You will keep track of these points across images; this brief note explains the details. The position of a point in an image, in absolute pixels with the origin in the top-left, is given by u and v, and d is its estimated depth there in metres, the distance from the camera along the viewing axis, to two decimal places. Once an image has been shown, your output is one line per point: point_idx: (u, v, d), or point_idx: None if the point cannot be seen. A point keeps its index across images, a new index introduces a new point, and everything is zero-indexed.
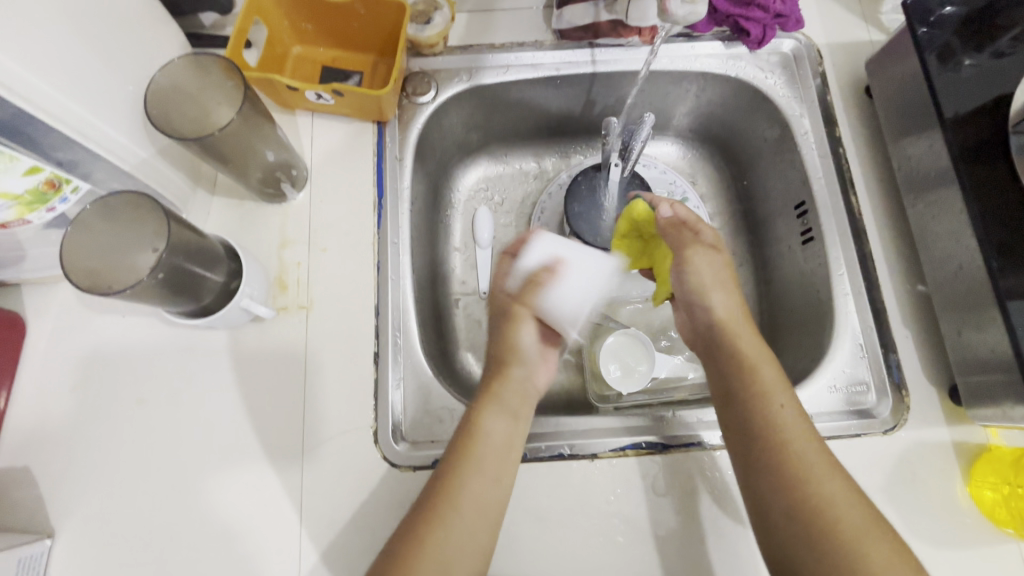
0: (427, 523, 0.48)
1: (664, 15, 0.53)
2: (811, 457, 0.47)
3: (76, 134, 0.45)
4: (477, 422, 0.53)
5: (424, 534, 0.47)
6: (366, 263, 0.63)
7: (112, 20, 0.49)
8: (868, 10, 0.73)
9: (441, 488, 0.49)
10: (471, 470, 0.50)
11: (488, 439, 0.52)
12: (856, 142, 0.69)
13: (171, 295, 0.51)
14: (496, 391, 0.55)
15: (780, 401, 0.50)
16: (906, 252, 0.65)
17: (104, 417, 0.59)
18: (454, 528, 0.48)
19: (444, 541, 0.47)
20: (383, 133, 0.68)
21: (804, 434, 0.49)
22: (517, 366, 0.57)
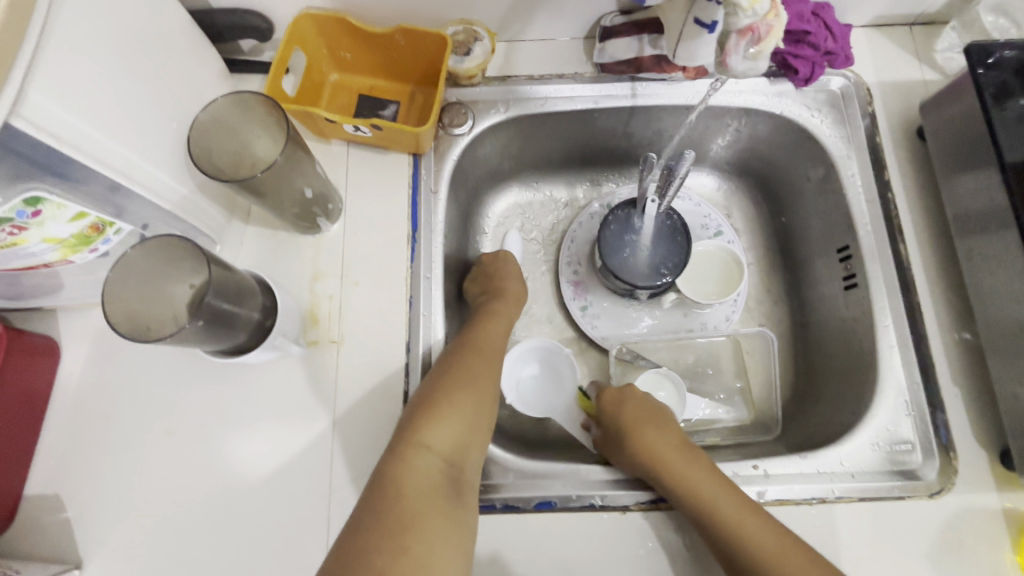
0: (422, 425, 0.53)
1: (723, 69, 0.54)
2: (764, 544, 0.51)
3: (114, 173, 0.44)
4: (473, 356, 0.59)
5: (418, 438, 0.52)
6: (398, 298, 0.63)
7: (154, 55, 0.48)
8: (922, 47, 0.71)
9: (433, 402, 0.54)
10: (463, 395, 0.55)
11: (481, 370, 0.58)
12: (905, 186, 0.67)
13: (209, 337, 0.50)
14: (466, 365, 0.57)
15: (726, 516, 0.52)
16: (956, 305, 0.62)
17: (134, 447, 0.58)
18: (447, 434, 0.53)
19: (439, 439, 0.53)
20: (418, 164, 0.67)
21: (753, 528, 0.51)
22: (484, 348, 0.60)
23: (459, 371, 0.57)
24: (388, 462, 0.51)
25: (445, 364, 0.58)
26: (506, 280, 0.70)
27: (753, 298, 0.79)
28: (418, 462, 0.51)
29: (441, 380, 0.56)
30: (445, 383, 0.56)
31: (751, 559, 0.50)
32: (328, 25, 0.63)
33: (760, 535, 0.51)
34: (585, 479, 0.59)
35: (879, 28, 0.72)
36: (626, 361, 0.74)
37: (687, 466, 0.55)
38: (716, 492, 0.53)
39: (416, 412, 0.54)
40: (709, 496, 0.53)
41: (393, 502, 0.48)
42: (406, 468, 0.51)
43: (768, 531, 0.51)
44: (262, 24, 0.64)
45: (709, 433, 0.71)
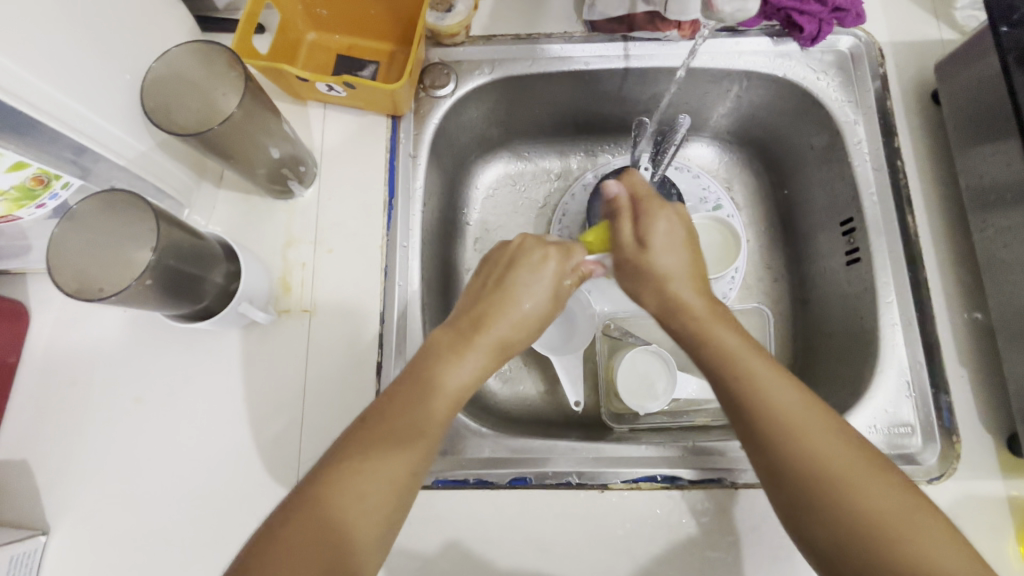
0: (370, 450, 0.42)
1: None
2: (824, 446, 0.41)
3: (55, 122, 0.42)
4: (444, 363, 0.47)
5: (359, 467, 0.41)
6: (374, 266, 0.60)
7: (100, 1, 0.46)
8: (941, 5, 0.66)
9: (391, 414, 0.44)
10: (415, 414, 0.44)
11: (451, 382, 0.47)
12: (917, 154, 0.62)
13: (169, 300, 0.49)
14: (444, 361, 0.47)
15: (751, 366, 0.44)
16: (966, 281, 0.58)
17: (100, 414, 0.57)
18: (400, 461, 0.42)
19: (387, 471, 0.42)
20: (397, 128, 0.64)
21: (805, 414, 0.42)
22: (478, 344, 0.48)
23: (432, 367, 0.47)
24: (313, 491, 0.40)
25: (413, 371, 0.47)
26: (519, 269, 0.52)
27: (753, 274, 0.75)
28: (351, 504, 0.40)
29: (398, 396, 0.45)
30: (395, 396, 0.45)
31: (819, 479, 0.40)
32: None
33: (821, 437, 0.41)
34: (564, 456, 0.56)
35: None
36: (613, 337, 0.73)
37: (722, 329, 0.47)
38: (746, 350, 0.45)
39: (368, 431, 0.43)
40: (738, 352, 0.45)
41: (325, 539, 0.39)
42: (335, 495, 0.40)
43: (810, 410, 0.42)
44: None
45: (699, 415, 0.68)
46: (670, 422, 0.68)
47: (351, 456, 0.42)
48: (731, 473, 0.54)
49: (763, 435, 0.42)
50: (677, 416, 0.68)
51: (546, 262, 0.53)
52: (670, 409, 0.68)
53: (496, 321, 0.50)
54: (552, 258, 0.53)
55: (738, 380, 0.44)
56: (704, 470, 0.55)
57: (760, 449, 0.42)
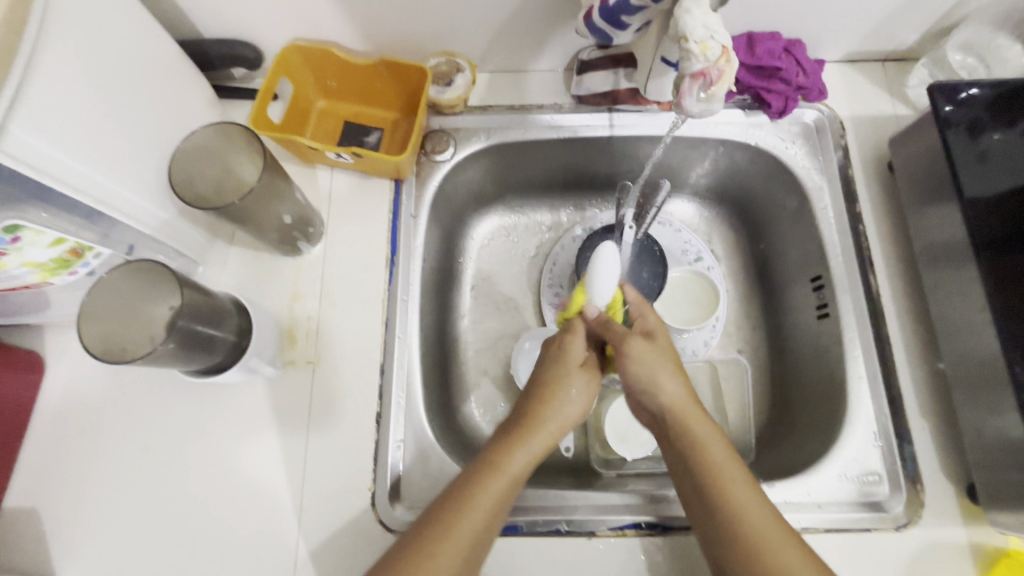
0: (428, 545, 0.46)
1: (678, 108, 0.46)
2: (740, 496, 0.49)
3: (85, 196, 0.47)
4: (509, 448, 0.51)
5: (423, 563, 0.45)
6: (375, 320, 0.64)
7: (132, 87, 0.51)
8: (895, 82, 0.72)
9: (460, 497, 0.48)
10: (480, 506, 0.48)
11: (515, 466, 0.51)
12: (877, 218, 0.68)
13: (184, 358, 0.52)
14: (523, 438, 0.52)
15: (686, 423, 0.53)
16: (925, 337, 0.63)
17: (109, 461, 0.60)
18: (462, 537, 0.47)
19: (441, 566, 0.45)
20: (399, 190, 0.69)
21: (724, 460, 0.51)
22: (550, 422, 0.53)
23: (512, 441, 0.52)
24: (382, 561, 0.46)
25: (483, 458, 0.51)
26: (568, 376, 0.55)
27: (733, 324, 0.79)
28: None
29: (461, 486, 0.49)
30: (472, 473, 0.50)
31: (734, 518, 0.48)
32: (314, 55, 0.66)
33: (738, 488, 0.49)
34: (553, 504, 0.59)
35: (852, 64, 0.74)
36: (601, 384, 0.76)
37: (641, 356, 0.54)
38: (683, 401, 0.53)
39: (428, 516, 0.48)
40: (673, 403, 0.53)
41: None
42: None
43: (733, 464, 0.50)
44: (252, 53, 0.67)
45: None
46: (654, 467, 0.71)
47: (421, 540, 0.47)
48: None
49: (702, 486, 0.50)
50: (661, 462, 0.72)
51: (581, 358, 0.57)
52: (655, 454, 0.72)
53: (545, 412, 0.54)
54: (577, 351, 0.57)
55: (676, 431, 0.53)
56: (686, 517, 0.58)
57: (700, 497, 0.50)
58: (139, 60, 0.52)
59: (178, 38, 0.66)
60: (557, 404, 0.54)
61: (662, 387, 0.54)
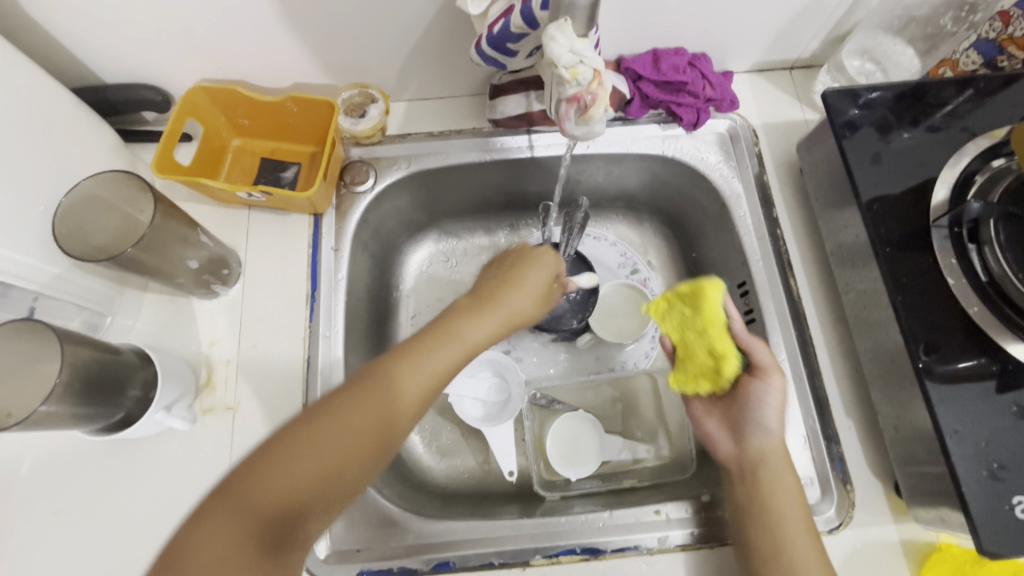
0: (316, 426, 0.42)
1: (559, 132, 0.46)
2: (796, 546, 0.51)
3: None
4: (403, 363, 0.46)
5: (319, 433, 0.41)
6: (297, 358, 0.62)
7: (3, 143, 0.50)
8: (802, 89, 0.75)
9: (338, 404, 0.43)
10: (370, 405, 0.43)
11: (405, 384, 0.45)
12: (793, 222, 0.69)
13: (79, 417, 0.50)
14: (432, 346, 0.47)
15: (778, 473, 0.55)
16: (846, 336, 0.64)
17: (16, 532, 0.57)
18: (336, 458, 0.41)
19: (342, 428, 0.42)
20: (319, 225, 0.68)
21: (790, 514, 0.53)
22: (465, 329, 0.50)
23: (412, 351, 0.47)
24: (212, 504, 0.38)
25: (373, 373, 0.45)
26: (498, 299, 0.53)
27: None
28: (295, 463, 0.40)
29: (350, 385, 0.44)
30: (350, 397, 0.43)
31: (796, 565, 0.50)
32: (220, 95, 0.65)
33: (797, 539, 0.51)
34: (489, 537, 0.58)
35: (760, 73, 0.76)
36: (540, 406, 0.75)
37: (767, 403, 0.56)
38: (777, 450, 0.56)
39: (319, 405, 0.43)
40: (763, 461, 0.56)
41: (256, 533, 0.38)
42: (224, 539, 0.37)
43: (810, 548, 0.51)
44: (158, 97, 0.66)
45: (627, 476, 0.71)
46: (599, 485, 0.70)
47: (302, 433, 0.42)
48: (645, 538, 0.57)
49: (762, 529, 0.52)
50: (606, 480, 0.71)
51: (549, 263, 0.58)
52: (598, 473, 0.71)
53: (459, 325, 0.50)
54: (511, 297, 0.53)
55: (746, 481, 0.56)
56: (713, 530, 0.57)
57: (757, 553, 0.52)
58: (14, 116, 0.51)
59: (78, 87, 0.65)
60: (474, 322, 0.50)
61: (773, 442, 0.56)
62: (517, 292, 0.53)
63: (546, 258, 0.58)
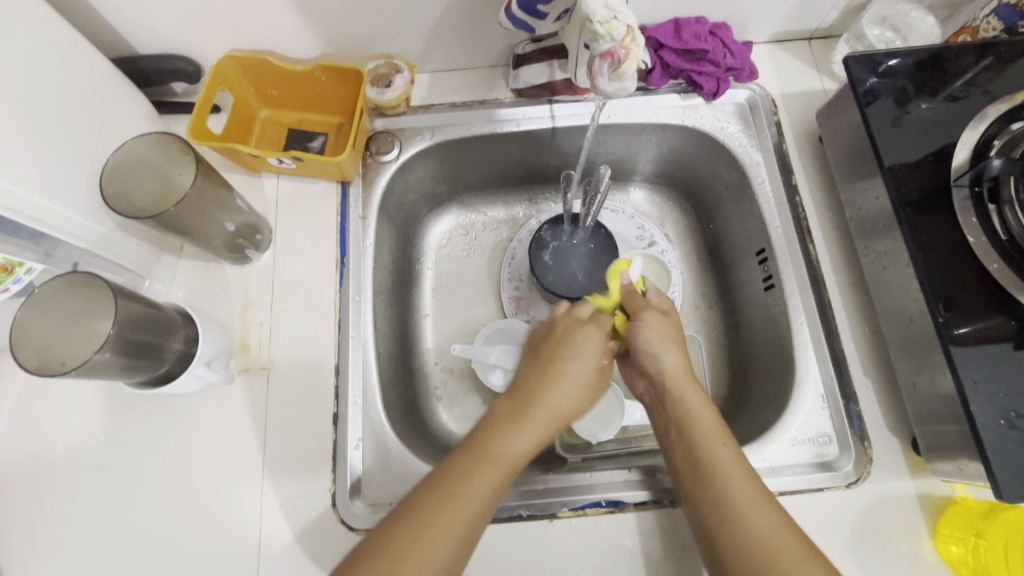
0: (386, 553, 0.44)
1: (593, 90, 0.52)
2: (724, 466, 0.50)
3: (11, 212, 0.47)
4: (507, 429, 0.50)
5: (398, 558, 0.43)
6: (328, 321, 0.64)
7: (51, 105, 0.52)
8: (821, 59, 0.75)
9: (454, 476, 0.48)
10: (481, 475, 0.48)
11: (513, 445, 0.50)
12: (812, 190, 0.70)
13: (127, 368, 0.52)
14: (531, 407, 0.52)
15: (680, 392, 0.55)
16: (864, 299, 0.65)
17: (64, 483, 0.59)
18: (456, 525, 0.46)
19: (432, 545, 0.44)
20: (346, 193, 0.70)
21: (711, 436, 0.52)
22: (558, 387, 0.53)
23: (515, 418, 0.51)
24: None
25: (479, 437, 0.50)
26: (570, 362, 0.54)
27: (689, 304, 0.81)
28: None
29: (412, 510, 0.46)
30: (463, 465, 0.48)
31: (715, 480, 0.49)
32: (250, 65, 0.67)
33: (725, 462, 0.50)
34: (515, 491, 0.60)
35: (779, 44, 0.76)
36: None
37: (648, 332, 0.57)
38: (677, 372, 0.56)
39: (427, 486, 0.48)
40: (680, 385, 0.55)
41: None
42: None
43: (739, 469, 0.50)
44: (189, 67, 0.68)
45: (646, 439, 0.73)
46: (619, 448, 0.72)
47: (426, 500, 0.46)
48: (667, 491, 0.58)
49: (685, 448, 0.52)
50: (625, 443, 0.73)
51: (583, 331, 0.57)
52: (618, 436, 0.73)
53: (551, 384, 0.53)
54: (555, 385, 0.53)
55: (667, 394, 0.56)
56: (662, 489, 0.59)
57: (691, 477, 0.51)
58: (59, 80, 0.53)
59: (113, 57, 0.67)
60: (562, 383, 0.53)
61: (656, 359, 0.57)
62: (565, 380, 0.53)
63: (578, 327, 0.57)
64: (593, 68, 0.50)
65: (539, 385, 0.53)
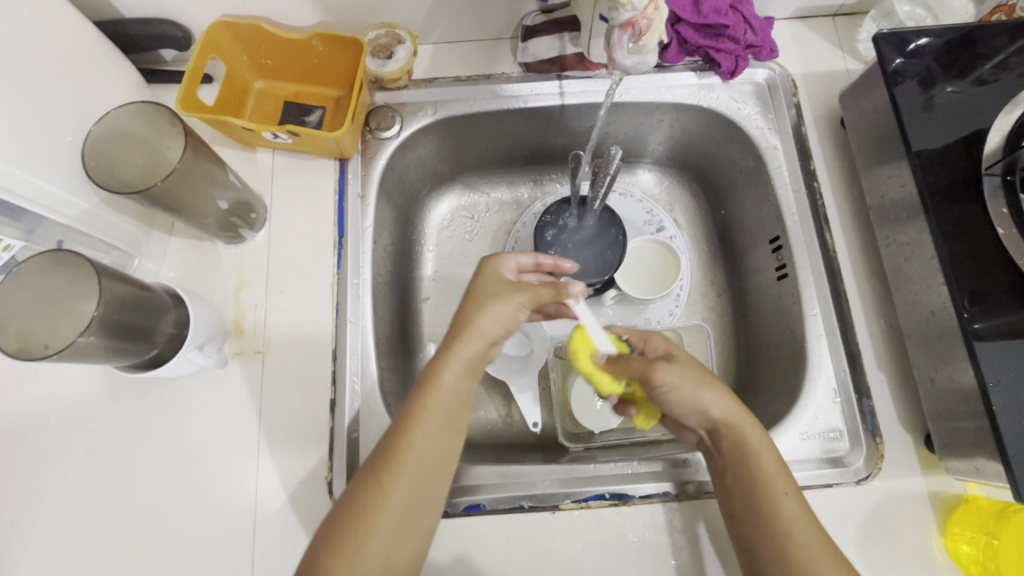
0: (351, 523, 0.45)
1: (611, 64, 0.50)
2: (781, 493, 0.49)
3: None
4: (438, 372, 0.50)
5: (359, 528, 0.44)
6: (325, 305, 0.62)
7: (28, 71, 0.49)
8: (845, 37, 0.72)
9: (403, 428, 0.48)
10: (426, 423, 0.48)
11: (449, 387, 0.50)
12: (831, 175, 0.67)
13: (115, 352, 0.50)
14: (456, 341, 0.51)
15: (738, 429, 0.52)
16: (881, 291, 0.63)
17: (53, 467, 0.57)
18: (407, 482, 0.46)
19: (392, 503, 0.46)
20: (345, 170, 0.67)
21: (769, 461, 0.50)
22: (484, 321, 0.51)
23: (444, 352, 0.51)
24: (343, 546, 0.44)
25: (421, 381, 0.50)
26: (482, 305, 0.52)
27: (697, 292, 0.79)
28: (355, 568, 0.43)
29: (372, 470, 0.47)
30: (410, 418, 0.48)
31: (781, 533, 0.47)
32: (243, 32, 0.63)
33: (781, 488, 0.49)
34: (517, 482, 0.58)
35: (801, 20, 0.73)
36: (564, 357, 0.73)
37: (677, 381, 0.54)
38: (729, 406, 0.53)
39: (385, 447, 0.48)
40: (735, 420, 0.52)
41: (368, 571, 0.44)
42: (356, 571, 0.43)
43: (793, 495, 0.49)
44: (178, 33, 0.64)
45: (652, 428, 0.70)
46: (624, 438, 0.69)
47: (385, 456, 0.47)
48: (673, 485, 0.57)
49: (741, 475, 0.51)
50: (630, 432, 0.70)
51: (509, 281, 0.55)
52: (623, 425, 0.70)
53: (474, 319, 0.51)
54: (491, 328, 0.52)
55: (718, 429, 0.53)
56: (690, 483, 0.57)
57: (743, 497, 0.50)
58: (37, 44, 0.50)
59: (97, 21, 0.63)
60: (487, 316, 0.52)
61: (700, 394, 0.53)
62: (491, 321, 0.51)
63: (503, 279, 0.55)
64: (613, 39, 0.48)
65: (460, 323, 0.51)
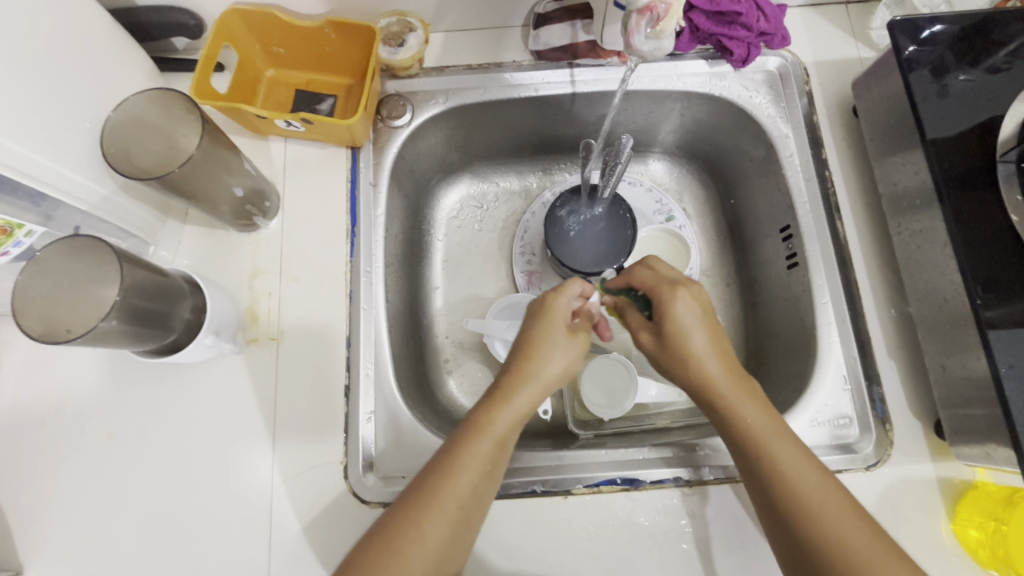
0: (386, 555, 0.43)
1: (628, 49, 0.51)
2: (784, 453, 0.47)
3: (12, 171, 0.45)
4: (491, 416, 0.49)
5: (391, 566, 0.43)
6: (339, 293, 0.62)
7: (47, 57, 0.49)
8: (858, 25, 0.71)
9: (448, 468, 0.47)
10: (469, 466, 0.47)
11: (500, 432, 0.49)
12: (843, 164, 0.67)
13: (135, 338, 0.51)
14: (513, 389, 0.51)
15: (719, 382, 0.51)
16: (892, 279, 0.63)
17: (72, 451, 0.58)
18: (444, 525, 0.45)
19: (428, 546, 0.44)
20: (357, 158, 0.67)
21: (761, 422, 0.48)
22: (544, 370, 0.53)
23: (500, 397, 0.51)
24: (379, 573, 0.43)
25: (470, 422, 0.49)
26: (548, 354, 0.53)
27: (707, 281, 0.79)
28: None
29: (408, 505, 0.46)
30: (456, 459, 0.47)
31: (799, 508, 0.44)
32: (255, 20, 0.63)
33: (785, 451, 0.47)
34: (528, 466, 0.59)
35: (814, 7, 0.72)
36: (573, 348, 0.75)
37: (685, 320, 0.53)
38: (724, 380, 0.50)
39: (420, 485, 0.47)
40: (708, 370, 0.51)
41: None
42: None
43: (791, 448, 0.47)
44: (190, 21, 0.64)
45: (659, 417, 0.73)
46: (632, 425, 0.71)
47: (421, 492, 0.46)
48: (684, 470, 0.58)
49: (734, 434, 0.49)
50: (637, 420, 0.72)
51: (563, 327, 0.56)
52: (630, 414, 0.72)
53: (534, 366, 0.53)
54: (547, 378, 0.52)
55: (716, 407, 0.50)
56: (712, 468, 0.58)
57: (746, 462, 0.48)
58: (54, 30, 0.50)
59: (110, 8, 0.63)
60: (543, 362, 0.53)
61: (700, 364, 0.52)
62: (551, 374, 0.53)
63: (557, 325, 0.55)
64: (631, 24, 0.48)
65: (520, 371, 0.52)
